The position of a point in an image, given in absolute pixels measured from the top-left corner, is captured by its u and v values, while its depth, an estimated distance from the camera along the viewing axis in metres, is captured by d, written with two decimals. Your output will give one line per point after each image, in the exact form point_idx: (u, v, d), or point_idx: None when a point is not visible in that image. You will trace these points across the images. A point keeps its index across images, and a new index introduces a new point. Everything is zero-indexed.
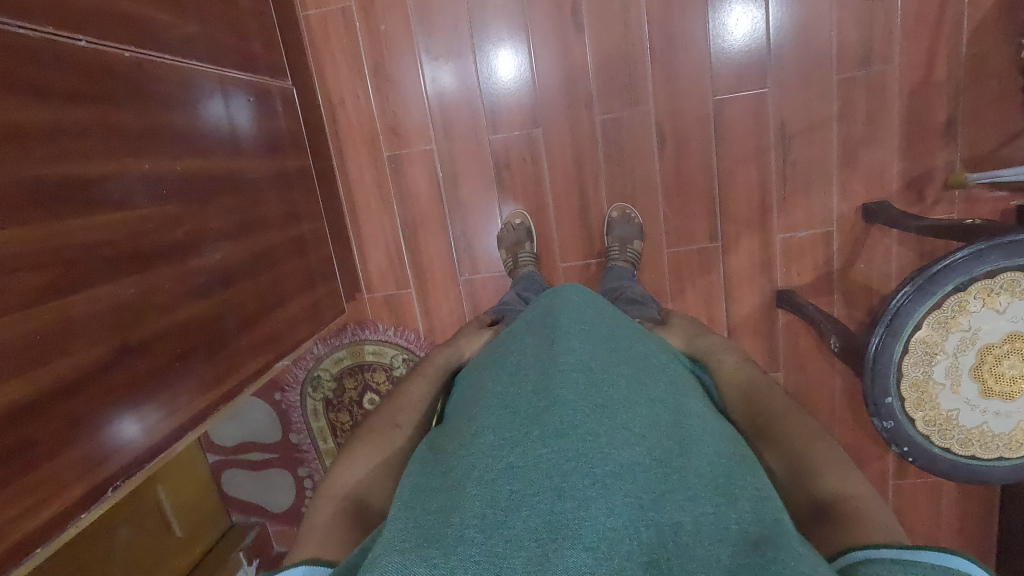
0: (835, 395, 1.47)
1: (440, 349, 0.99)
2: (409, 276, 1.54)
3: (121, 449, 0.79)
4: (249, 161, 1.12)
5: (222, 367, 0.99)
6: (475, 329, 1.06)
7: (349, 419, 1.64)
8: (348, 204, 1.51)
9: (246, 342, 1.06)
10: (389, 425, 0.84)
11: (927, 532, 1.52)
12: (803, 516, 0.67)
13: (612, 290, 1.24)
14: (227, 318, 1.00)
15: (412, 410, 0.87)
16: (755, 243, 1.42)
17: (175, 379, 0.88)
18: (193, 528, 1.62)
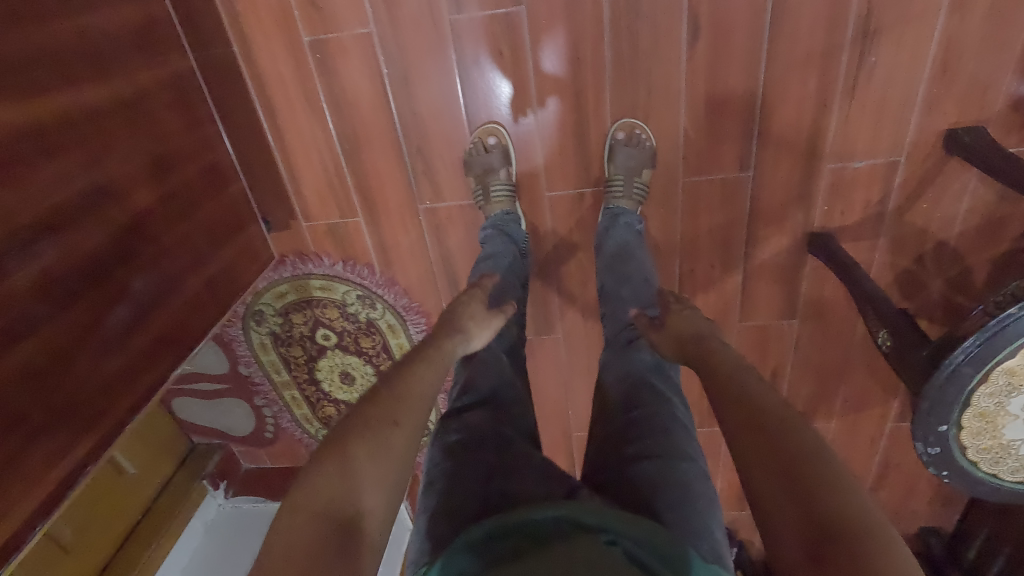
0: (853, 343, 1.31)
1: (445, 333, 0.84)
2: (355, 201, 1.23)
3: (84, 436, 0.84)
4: (78, 95, 0.84)
5: (164, 331, 1.00)
6: (481, 304, 0.91)
7: (303, 354, 1.46)
8: (267, 107, 1.16)
9: (183, 299, 1.05)
10: (386, 423, 0.69)
11: (909, 465, 1.51)
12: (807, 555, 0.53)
13: (614, 279, 1.01)
14: (155, 284, 0.98)
15: (415, 407, 0.73)
16: (797, 173, 1.11)
17: (114, 357, 0.90)
18: (147, 460, 1.53)
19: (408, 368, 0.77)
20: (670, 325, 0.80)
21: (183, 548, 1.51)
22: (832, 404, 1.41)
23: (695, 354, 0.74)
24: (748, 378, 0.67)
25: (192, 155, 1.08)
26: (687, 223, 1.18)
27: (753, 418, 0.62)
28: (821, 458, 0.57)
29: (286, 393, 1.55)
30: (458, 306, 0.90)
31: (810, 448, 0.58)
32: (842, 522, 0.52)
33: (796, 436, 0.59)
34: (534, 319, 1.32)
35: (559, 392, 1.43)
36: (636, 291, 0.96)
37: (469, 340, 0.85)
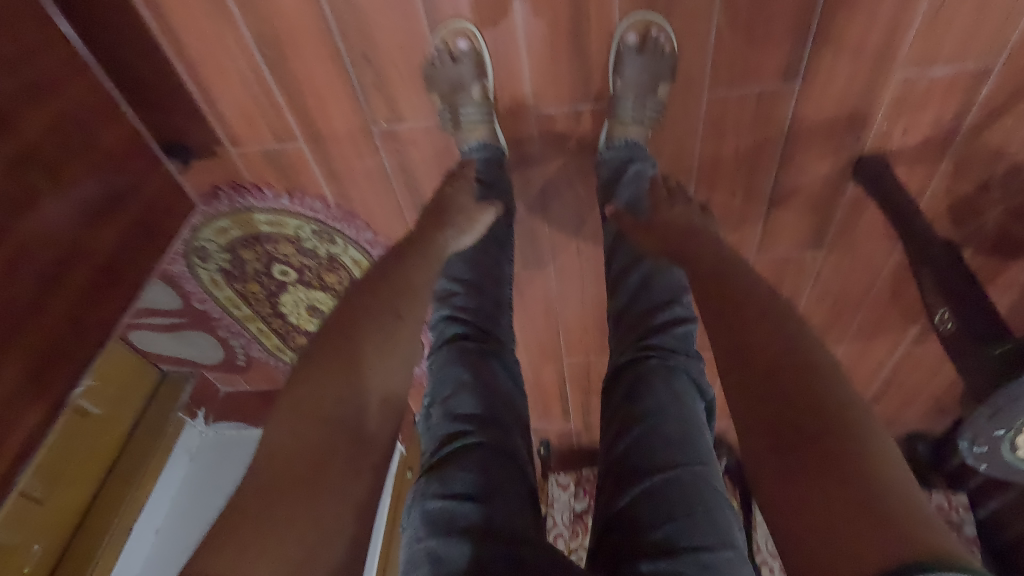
0: (881, 273, 1.16)
1: (435, 227, 0.79)
2: (290, 122, 0.97)
3: (27, 407, 0.77)
4: None
5: (94, 281, 0.87)
6: (470, 193, 0.85)
7: (262, 289, 1.29)
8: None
9: (113, 234, 0.90)
10: (390, 316, 0.67)
11: (913, 385, 1.43)
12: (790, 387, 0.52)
13: (624, 261, 0.79)
14: (70, 226, 0.82)
15: (417, 296, 0.71)
16: (857, 83, 0.86)
17: (42, 321, 0.78)
18: (115, 400, 1.41)
19: (399, 261, 0.73)
20: (656, 216, 0.79)
21: (170, 478, 1.50)
22: (844, 332, 1.29)
23: (723, 311, 0.60)
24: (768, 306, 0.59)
25: (76, 67, 0.83)
26: (708, 146, 0.95)
27: (743, 334, 0.57)
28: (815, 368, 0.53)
29: (252, 325, 1.41)
30: (405, 301, 0.70)
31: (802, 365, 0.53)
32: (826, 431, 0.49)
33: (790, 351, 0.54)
34: (521, 253, 1.14)
35: (548, 320, 1.31)
36: (650, 279, 0.75)
37: (461, 232, 0.81)
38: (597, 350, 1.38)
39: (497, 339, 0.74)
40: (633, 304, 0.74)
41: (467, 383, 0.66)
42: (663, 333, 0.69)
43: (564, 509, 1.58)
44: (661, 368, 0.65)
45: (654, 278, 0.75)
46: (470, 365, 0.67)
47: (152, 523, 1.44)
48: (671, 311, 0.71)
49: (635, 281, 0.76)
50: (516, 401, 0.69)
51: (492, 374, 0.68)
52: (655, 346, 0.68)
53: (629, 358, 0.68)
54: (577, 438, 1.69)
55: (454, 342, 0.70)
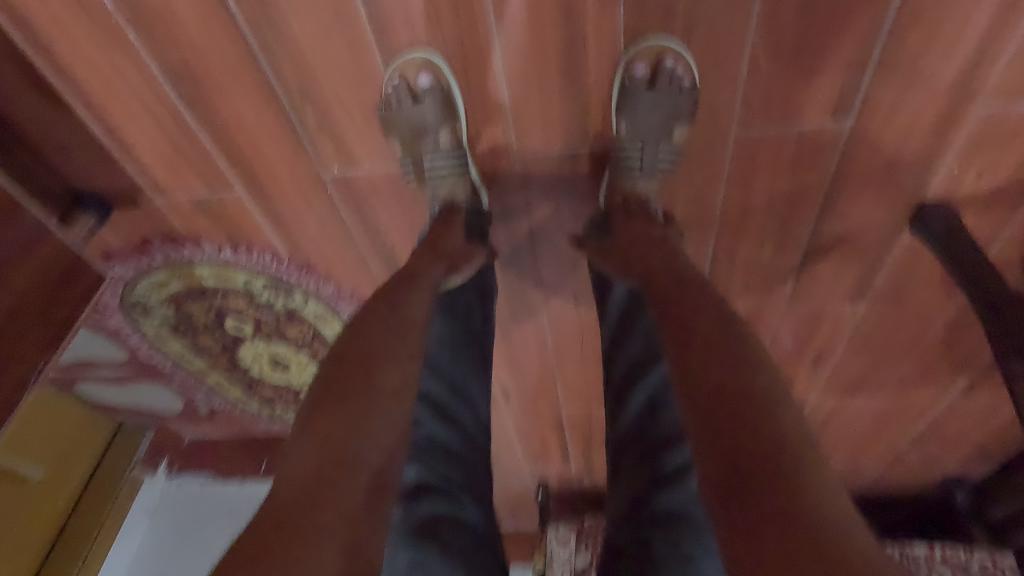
0: (934, 327, 0.98)
1: (409, 299, 0.61)
2: (222, 169, 0.80)
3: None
4: None
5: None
6: (461, 235, 0.70)
7: (216, 343, 1.13)
8: (39, 34, 0.70)
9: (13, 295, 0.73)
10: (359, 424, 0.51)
11: (957, 433, 1.27)
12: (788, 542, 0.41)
13: (625, 372, 0.62)
14: None
15: (374, 396, 0.53)
16: (927, 117, 0.68)
17: None
18: (60, 457, 1.26)
19: (362, 347, 0.57)
20: (620, 233, 0.69)
21: (126, 544, 1.37)
22: (882, 383, 1.12)
23: (720, 426, 0.47)
24: (763, 412, 0.47)
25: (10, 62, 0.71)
26: (735, 192, 0.77)
27: (736, 454, 0.46)
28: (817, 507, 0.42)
29: (211, 378, 1.25)
30: (358, 416, 0.52)
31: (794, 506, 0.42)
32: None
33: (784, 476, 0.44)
34: (507, 308, 0.98)
35: (542, 371, 1.16)
36: (658, 400, 0.58)
37: (454, 269, 0.67)
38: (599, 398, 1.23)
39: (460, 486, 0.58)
40: (637, 433, 0.58)
41: (423, 562, 0.53)
42: (667, 494, 0.53)
43: (563, 567, 1.39)
44: (667, 560, 0.51)
45: (666, 399, 0.58)
46: (417, 538, 0.54)
47: None
48: (680, 455, 0.55)
49: (641, 401, 0.59)
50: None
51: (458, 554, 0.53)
52: (655, 517, 0.53)
53: (627, 540, 0.53)
54: (578, 481, 1.54)
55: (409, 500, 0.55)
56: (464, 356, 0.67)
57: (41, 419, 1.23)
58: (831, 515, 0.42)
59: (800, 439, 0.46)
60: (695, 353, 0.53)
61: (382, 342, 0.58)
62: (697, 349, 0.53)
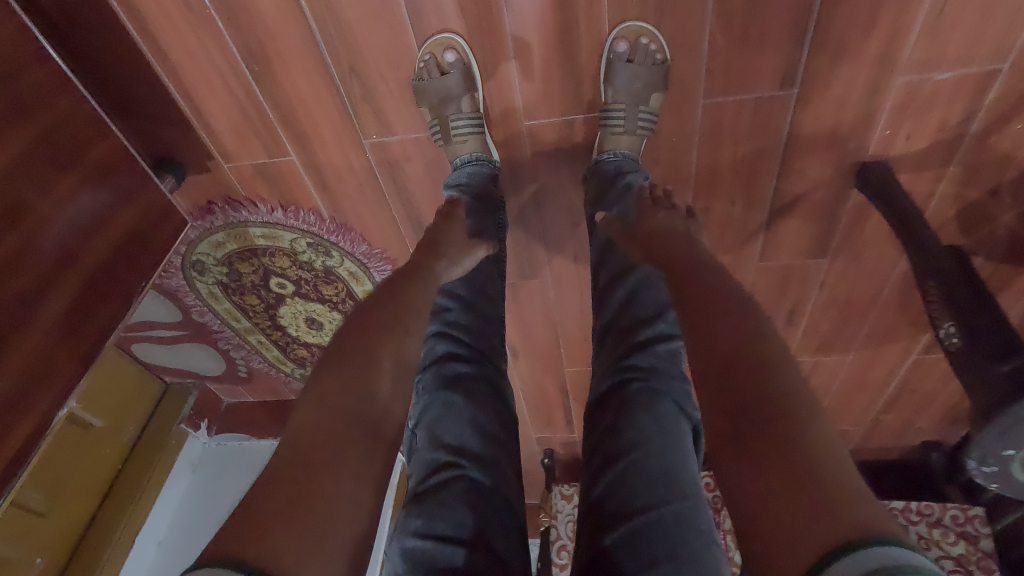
0: (889, 282, 1.12)
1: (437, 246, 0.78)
2: (282, 136, 0.97)
3: (79, 341, 0.87)
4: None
5: (82, 295, 0.87)
6: (462, 228, 0.82)
7: (260, 302, 1.29)
8: (147, 25, 0.88)
9: (105, 246, 0.90)
10: (399, 331, 0.67)
11: (926, 393, 1.39)
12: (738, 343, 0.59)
13: (612, 274, 0.78)
14: (60, 243, 0.82)
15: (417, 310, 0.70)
16: (858, 89, 0.84)
17: (21, 339, 0.78)
18: (118, 412, 1.42)
19: (407, 272, 0.74)
20: (642, 224, 0.77)
21: (173, 490, 1.51)
22: (851, 339, 1.25)
23: (687, 286, 0.65)
24: (733, 307, 0.62)
25: (113, 50, 0.91)
26: (705, 153, 0.92)
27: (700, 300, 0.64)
28: (796, 397, 0.54)
29: (252, 338, 1.41)
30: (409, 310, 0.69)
31: (773, 399, 0.54)
32: (792, 457, 0.51)
33: (769, 379, 0.56)
34: (516, 265, 1.13)
35: (548, 329, 1.30)
36: (636, 294, 0.74)
37: (454, 263, 0.78)
38: None
39: (485, 357, 0.73)
40: (619, 316, 0.73)
41: (453, 402, 0.66)
42: (645, 351, 0.67)
43: (567, 520, 1.53)
44: (648, 393, 0.63)
45: (643, 291, 0.73)
46: (448, 387, 0.67)
47: (154, 535, 1.46)
48: (654, 327, 0.69)
49: (622, 294, 0.74)
50: (506, 424, 0.68)
51: (482, 399, 0.67)
52: (634, 365, 0.66)
53: (612, 384, 0.66)
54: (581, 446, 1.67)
55: (441, 364, 0.70)
56: (482, 276, 0.83)
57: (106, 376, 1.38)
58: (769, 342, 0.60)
59: (777, 346, 0.58)
60: (679, 280, 0.67)
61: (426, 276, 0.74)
62: (667, 250, 0.71)
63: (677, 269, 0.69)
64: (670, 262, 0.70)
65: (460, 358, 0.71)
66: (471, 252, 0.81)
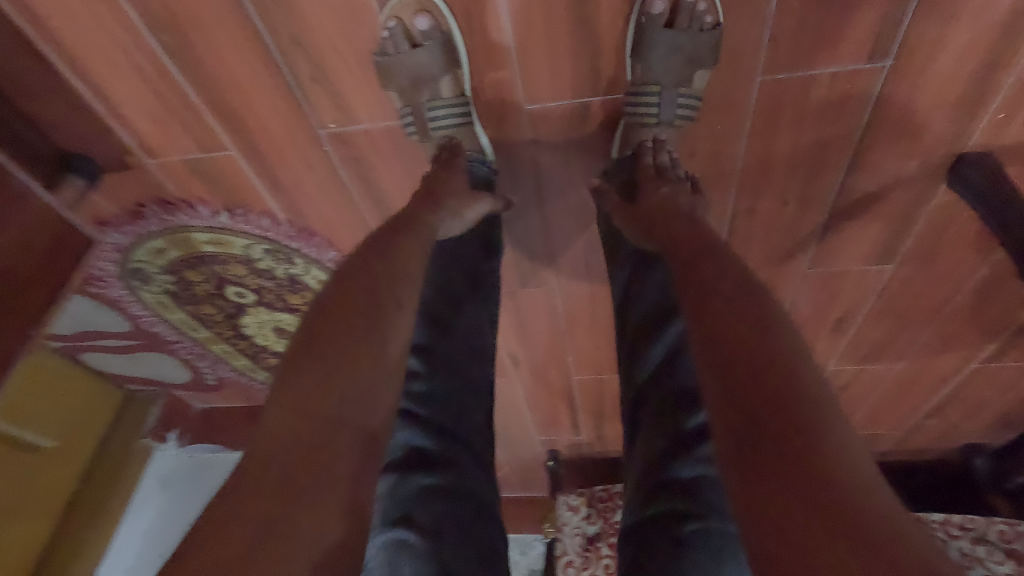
0: (962, 289, 0.93)
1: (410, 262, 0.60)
2: (213, 125, 0.76)
3: None
4: None
5: None
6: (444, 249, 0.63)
7: (219, 312, 1.10)
8: None
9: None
10: (374, 333, 0.53)
11: (980, 400, 1.23)
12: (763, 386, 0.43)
13: (643, 316, 0.59)
14: None
15: (393, 290, 0.56)
16: (970, 59, 0.63)
17: None
18: (69, 431, 1.26)
19: (381, 242, 0.59)
20: (648, 196, 0.62)
21: (139, 513, 1.38)
22: (905, 348, 1.07)
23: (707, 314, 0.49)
24: (770, 344, 0.46)
25: None
26: (756, 143, 0.72)
27: (720, 323, 0.48)
28: (841, 442, 0.41)
29: (216, 348, 1.23)
30: (385, 310, 0.55)
31: (811, 452, 0.40)
32: (843, 528, 0.37)
33: (813, 416, 0.42)
34: (514, 272, 0.94)
35: (551, 338, 1.12)
36: (676, 356, 0.55)
37: (454, 216, 0.66)
38: (609, 367, 1.20)
39: (464, 445, 0.55)
40: (654, 391, 0.54)
41: (410, 542, 0.49)
42: (692, 456, 0.50)
43: (574, 534, 1.39)
44: (703, 540, 0.48)
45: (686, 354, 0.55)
46: (411, 513, 0.50)
47: (122, 563, 1.34)
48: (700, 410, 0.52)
49: (658, 357, 0.56)
50: (489, 552, 0.52)
51: (457, 533, 0.50)
52: (680, 484, 0.49)
53: (651, 513, 0.50)
54: (588, 450, 1.52)
55: (404, 473, 0.52)
56: (470, 311, 0.64)
57: (54, 392, 1.21)
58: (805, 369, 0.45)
59: (818, 376, 0.45)
60: (696, 279, 0.51)
61: (403, 263, 0.59)
62: (694, 260, 0.53)
63: (700, 272, 0.52)
64: (694, 264, 0.53)
65: (426, 461, 0.53)
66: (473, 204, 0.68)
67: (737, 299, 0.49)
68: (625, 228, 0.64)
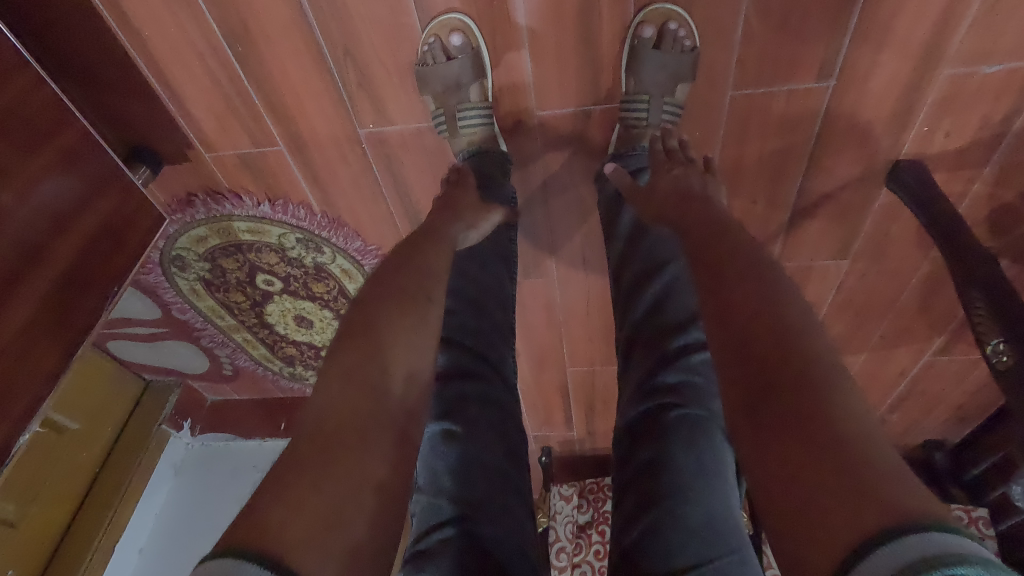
0: (910, 284, 1.07)
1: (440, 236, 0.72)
2: (268, 124, 0.89)
3: (54, 339, 0.79)
4: None
5: (60, 290, 0.80)
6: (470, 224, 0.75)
7: (246, 298, 1.20)
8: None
9: (74, 248, 0.81)
10: (423, 296, 0.65)
11: (936, 395, 1.35)
12: (746, 311, 0.56)
13: (639, 270, 0.72)
14: (31, 238, 0.75)
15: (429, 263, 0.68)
16: (898, 82, 0.78)
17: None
18: (96, 413, 1.34)
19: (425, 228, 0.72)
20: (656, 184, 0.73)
21: (152, 498, 1.46)
22: (865, 341, 1.20)
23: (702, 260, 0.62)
24: (750, 275, 0.58)
25: (75, 27, 0.81)
26: (729, 148, 0.86)
27: (711, 261, 0.61)
28: (793, 324, 0.54)
29: (237, 336, 1.33)
30: (423, 277, 0.66)
31: (784, 349, 0.52)
32: (789, 386, 0.50)
33: (775, 312, 0.54)
34: (521, 263, 1.06)
35: (551, 329, 1.24)
36: (664, 299, 0.68)
37: (471, 229, 0.74)
38: (602, 358, 1.31)
39: (489, 378, 0.67)
40: (646, 325, 0.67)
41: (453, 432, 0.62)
42: (677, 367, 0.62)
43: (567, 522, 1.48)
44: (684, 428, 0.59)
45: (674, 295, 0.68)
46: (453, 412, 0.63)
47: (134, 544, 1.42)
48: (688, 335, 0.64)
49: (649, 299, 0.69)
50: (515, 454, 0.64)
51: (487, 429, 0.63)
52: (667, 388, 0.61)
53: (642, 410, 0.62)
54: (579, 445, 1.62)
55: (447, 381, 0.64)
56: (490, 279, 0.76)
57: (84, 376, 1.30)
58: (779, 292, 0.56)
59: (781, 285, 0.57)
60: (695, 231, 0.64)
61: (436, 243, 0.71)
62: (685, 222, 0.67)
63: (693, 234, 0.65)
64: (685, 224, 0.66)
65: (462, 375, 0.65)
66: (488, 214, 0.78)
67: (724, 248, 0.61)
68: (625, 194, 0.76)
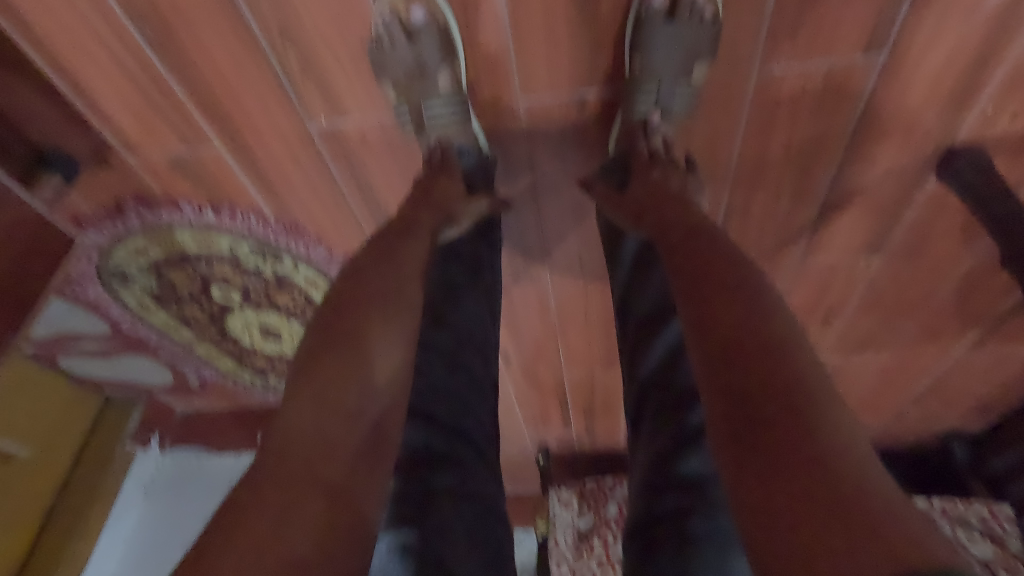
0: (947, 280, 0.95)
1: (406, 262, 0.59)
2: (200, 122, 0.74)
3: None
4: None
5: None
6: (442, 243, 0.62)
7: (202, 312, 1.07)
8: None
9: None
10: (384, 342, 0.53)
11: (962, 390, 1.25)
12: (757, 365, 0.45)
13: (646, 316, 0.59)
14: None
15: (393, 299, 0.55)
16: (960, 55, 0.64)
17: None
18: (47, 438, 1.20)
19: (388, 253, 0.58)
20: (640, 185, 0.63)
21: (119, 523, 1.36)
22: (891, 338, 1.09)
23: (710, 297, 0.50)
24: (765, 323, 0.47)
25: None
26: (753, 139, 0.72)
27: (717, 300, 0.50)
28: (814, 386, 0.43)
29: (200, 350, 1.20)
30: (384, 322, 0.54)
31: (805, 421, 0.41)
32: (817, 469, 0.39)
33: (794, 373, 0.44)
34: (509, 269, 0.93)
35: (544, 335, 1.11)
36: (680, 353, 0.56)
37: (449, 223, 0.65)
38: (602, 362, 1.19)
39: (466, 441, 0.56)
40: (657, 390, 0.56)
41: (410, 544, 0.49)
42: (700, 452, 0.51)
43: (567, 530, 1.39)
44: (711, 537, 0.49)
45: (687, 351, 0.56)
46: (415, 515, 0.50)
47: (103, 571, 1.33)
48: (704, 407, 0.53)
49: (660, 353, 0.57)
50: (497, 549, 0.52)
51: (462, 527, 0.51)
52: (687, 481, 0.50)
53: (661, 508, 0.50)
54: (578, 445, 1.52)
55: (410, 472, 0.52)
56: (470, 310, 0.64)
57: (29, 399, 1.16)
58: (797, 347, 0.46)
59: (797, 339, 0.46)
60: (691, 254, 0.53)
61: (402, 273, 0.58)
62: (689, 241, 0.55)
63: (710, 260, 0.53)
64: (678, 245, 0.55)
65: (432, 461, 0.53)
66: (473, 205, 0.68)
67: (732, 278, 0.50)
68: (627, 214, 0.63)
